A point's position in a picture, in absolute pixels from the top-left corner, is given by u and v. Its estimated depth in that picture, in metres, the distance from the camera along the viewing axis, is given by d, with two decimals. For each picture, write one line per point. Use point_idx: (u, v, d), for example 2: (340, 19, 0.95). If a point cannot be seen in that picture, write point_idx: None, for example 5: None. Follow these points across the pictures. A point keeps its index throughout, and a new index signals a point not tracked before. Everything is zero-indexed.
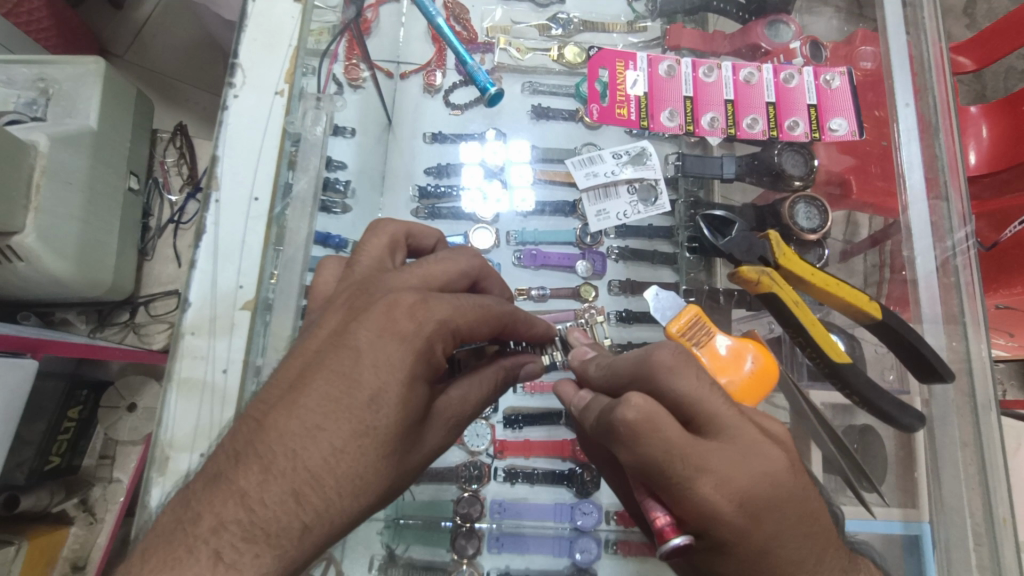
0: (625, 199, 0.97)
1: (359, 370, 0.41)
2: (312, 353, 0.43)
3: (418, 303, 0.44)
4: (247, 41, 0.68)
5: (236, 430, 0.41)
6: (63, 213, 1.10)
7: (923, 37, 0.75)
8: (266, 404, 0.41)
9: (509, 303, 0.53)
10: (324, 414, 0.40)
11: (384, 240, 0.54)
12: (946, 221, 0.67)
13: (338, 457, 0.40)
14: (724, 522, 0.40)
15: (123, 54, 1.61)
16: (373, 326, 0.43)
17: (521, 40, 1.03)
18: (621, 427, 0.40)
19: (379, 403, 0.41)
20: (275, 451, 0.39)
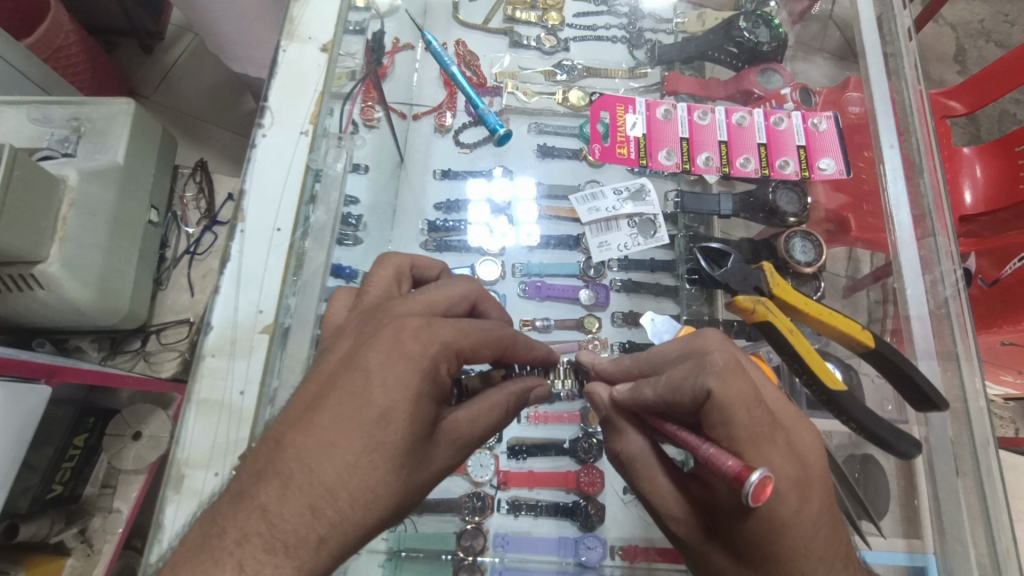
0: (626, 232, 1.01)
1: (369, 390, 0.43)
2: (326, 375, 0.46)
3: (424, 327, 0.47)
4: (276, 86, 0.73)
5: (256, 448, 0.43)
6: (87, 243, 1.14)
7: (904, 83, 0.79)
8: (284, 422, 0.43)
9: (509, 328, 0.55)
10: (338, 432, 0.42)
11: (389, 272, 0.57)
12: (935, 255, 0.70)
13: (351, 472, 0.41)
14: (784, 477, 0.43)
15: (151, 95, 1.70)
16: (381, 349, 0.45)
17: (528, 84, 1.10)
18: (711, 378, 0.45)
19: (390, 418, 0.43)
20: (292, 468, 0.40)
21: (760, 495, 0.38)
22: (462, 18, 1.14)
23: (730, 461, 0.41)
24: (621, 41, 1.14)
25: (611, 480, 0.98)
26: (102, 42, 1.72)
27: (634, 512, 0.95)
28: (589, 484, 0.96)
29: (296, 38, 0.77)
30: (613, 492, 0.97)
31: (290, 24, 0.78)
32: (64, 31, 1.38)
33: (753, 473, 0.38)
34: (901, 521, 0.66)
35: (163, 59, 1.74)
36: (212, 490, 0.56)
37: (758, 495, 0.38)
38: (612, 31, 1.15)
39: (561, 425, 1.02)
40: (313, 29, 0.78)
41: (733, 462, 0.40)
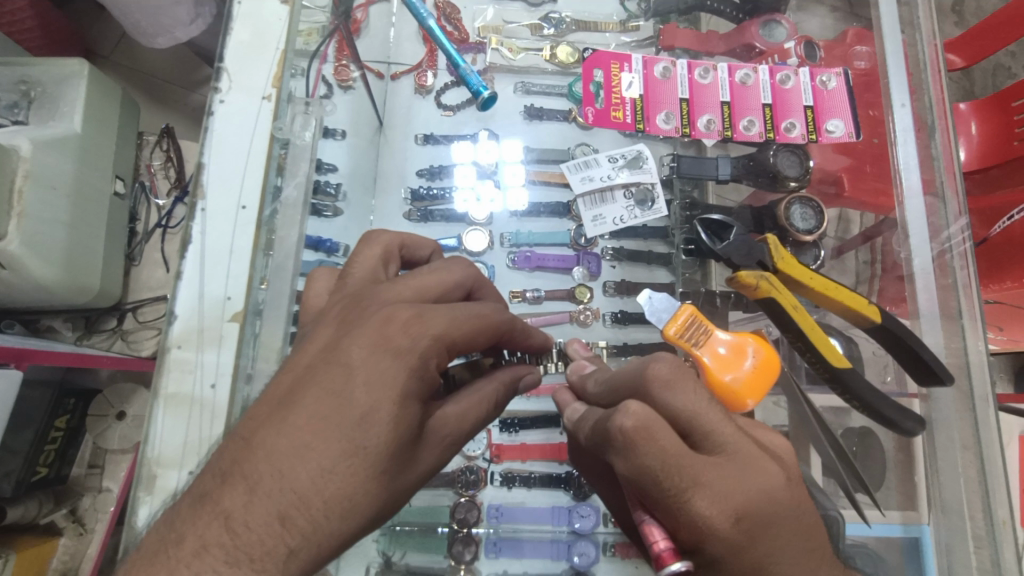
0: (622, 204, 0.95)
1: (351, 388, 0.40)
2: (303, 367, 0.42)
3: (414, 318, 0.43)
4: (232, 44, 0.66)
5: (223, 448, 0.40)
6: (47, 217, 1.07)
7: (918, 36, 0.74)
8: (256, 417, 0.40)
9: (506, 310, 0.51)
10: (314, 434, 0.39)
11: (377, 251, 0.52)
12: (942, 220, 0.68)
13: (327, 478, 0.38)
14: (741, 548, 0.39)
15: (110, 53, 1.58)
16: (366, 341, 0.41)
17: (513, 39, 1.02)
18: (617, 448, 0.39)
19: (370, 422, 0.40)
20: (261, 471, 0.38)
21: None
22: None
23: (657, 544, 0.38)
24: None
25: None
26: None
27: None
28: None
29: None
30: None
31: None
32: None
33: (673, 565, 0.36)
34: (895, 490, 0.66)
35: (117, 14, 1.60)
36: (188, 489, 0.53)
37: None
38: None
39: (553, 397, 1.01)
40: None
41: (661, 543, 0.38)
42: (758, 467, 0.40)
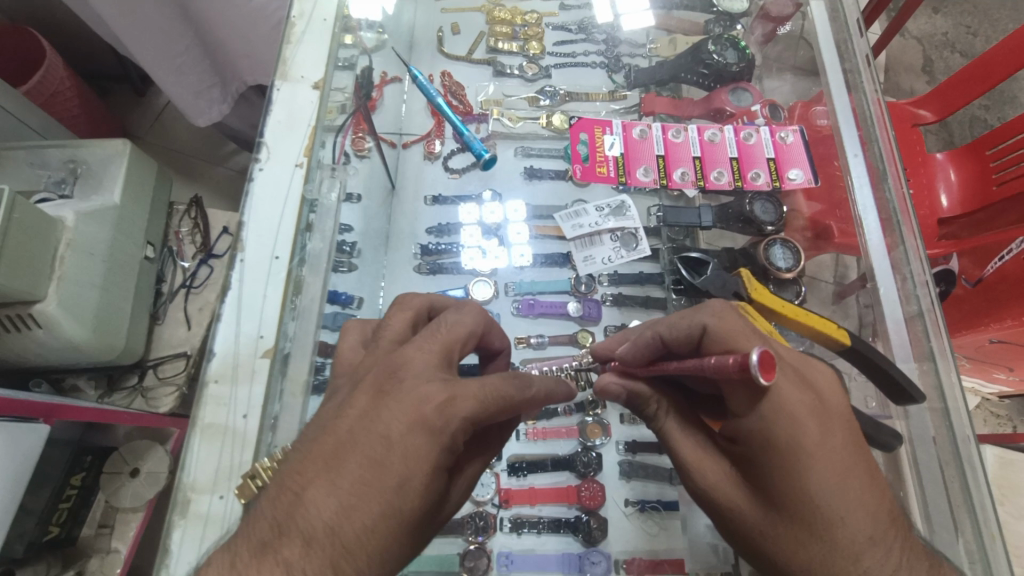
0: (609, 246, 1.04)
1: (390, 457, 0.46)
2: (344, 432, 0.47)
3: (447, 400, 0.48)
4: (271, 123, 0.76)
5: (274, 501, 0.44)
6: (83, 280, 1.16)
7: (862, 94, 0.84)
8: (304, 474, 0.45)
9: (533, 387, 0.55)
10: (357, 495, 0.44)
11: (407, 314, 0.59)
12: (903, 259, 0.73)
13: (370, 535, 0.44)
14: (790, 395, 0.50)
15: (145, 135, 1.75)
16: (404, 417, 0.47)
17: (514, 111, 1.15)
18: (708, 316, 0.56)
19: (407, 488, 0.46)
20: (314, 527, 0.42)
21: (769, 373, 0.46)
22: (447, 50, 1.19)
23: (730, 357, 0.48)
24: (601, 66, 1.19)
25: (612, 493, 0.98)
26: (96, 86, 1.77)
27: (637, 525, 0.96)
28: (591, 498, 0.96)
29: (289, 77, 0.80)
30: (615, 505, 0.97)
31: (282, 64, 0.81)
32: (58, 77, 1.41)
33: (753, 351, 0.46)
34: None
35: (156, 100, 1.79)
36: (218, 513, 0.56)
37: (765, 371, 0.46)
38: (591, 57, 1.21)
39: (559, 441, 1.04)
40: (306, 68, 0.81)
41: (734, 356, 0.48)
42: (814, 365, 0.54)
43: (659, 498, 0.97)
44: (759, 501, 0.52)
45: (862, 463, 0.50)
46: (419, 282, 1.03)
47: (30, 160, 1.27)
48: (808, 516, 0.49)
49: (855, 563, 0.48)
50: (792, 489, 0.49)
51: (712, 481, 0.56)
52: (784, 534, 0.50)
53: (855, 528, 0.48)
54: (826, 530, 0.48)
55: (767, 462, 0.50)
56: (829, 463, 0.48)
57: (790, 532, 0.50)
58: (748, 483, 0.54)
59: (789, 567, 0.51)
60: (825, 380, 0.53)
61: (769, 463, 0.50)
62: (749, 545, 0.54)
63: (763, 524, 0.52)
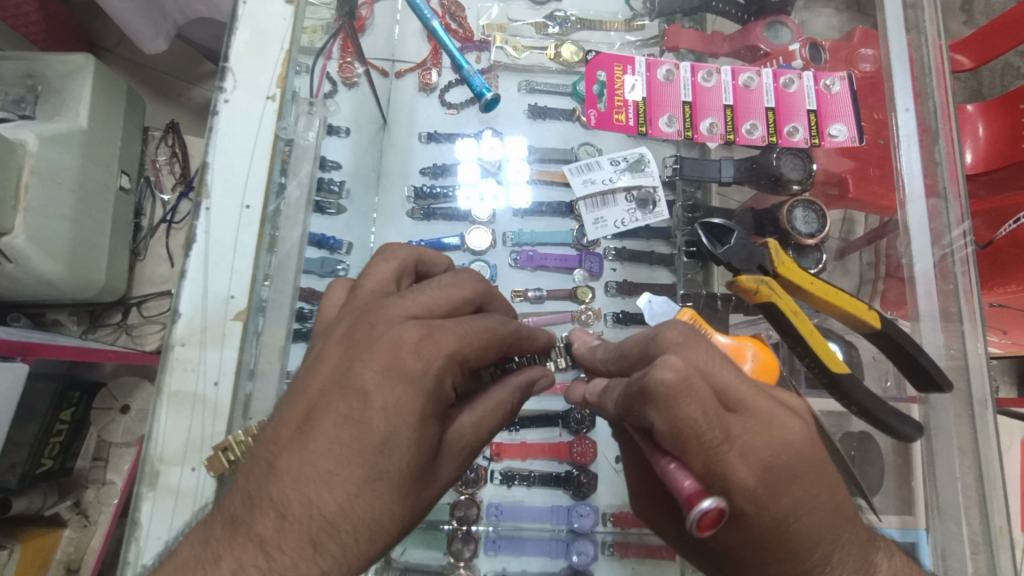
0: (623, 207, 0.96)
1: (368, 414, 0.41)
2: (317, 392, 0.43)
3: (423, 338, 0.43)
4: (237, 44, 0.67)
5: (248, 469, 0.41)
6: (52, 211, 1.08)
7: (924, 38, 0.75)
8: (277, 443, 0.41)
9: (512, 322, 0.52)
10: (335, 460, 0.40)
11: (392, 265, 0.53)
12: (944, 227, 0.68)
13: (353, 503, 0.40)
14: (741, 485, 0.40)
15: (114, 49, 1.57)
16: (378, 365, 0.42)
17: (517, 38, 1.02)
18: (654, 409, 0.39)
19: (391, 446, 0.41)
20: (289, 498, 0.39)
21: (711, 526, 0.36)
22: None
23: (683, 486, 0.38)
24: None
25: (605, 449, 0.98)
26: None
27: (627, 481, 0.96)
28: (582, 455, 0.95)
29: None
30: (607, 460, 0.97)
31: None
32: None
33: (702, 503, 0.35)
34: (894, 497, 0.68)
35: None
36: (189, 486, 0.53)
37: (707, 525, 0.36)
38: None
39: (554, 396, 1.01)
40: None
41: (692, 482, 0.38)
42: (778, 421, 0.41)
43: None
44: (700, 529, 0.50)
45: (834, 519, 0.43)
46: (413, 229, 0.97)
47: None
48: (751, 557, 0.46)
49: None
50: (751, 553, 0.45)
51: None
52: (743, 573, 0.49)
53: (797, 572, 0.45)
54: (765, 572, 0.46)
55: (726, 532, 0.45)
56: (786, 537, 0.42)
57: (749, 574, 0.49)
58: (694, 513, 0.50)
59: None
60: (794, 444, 0.41)
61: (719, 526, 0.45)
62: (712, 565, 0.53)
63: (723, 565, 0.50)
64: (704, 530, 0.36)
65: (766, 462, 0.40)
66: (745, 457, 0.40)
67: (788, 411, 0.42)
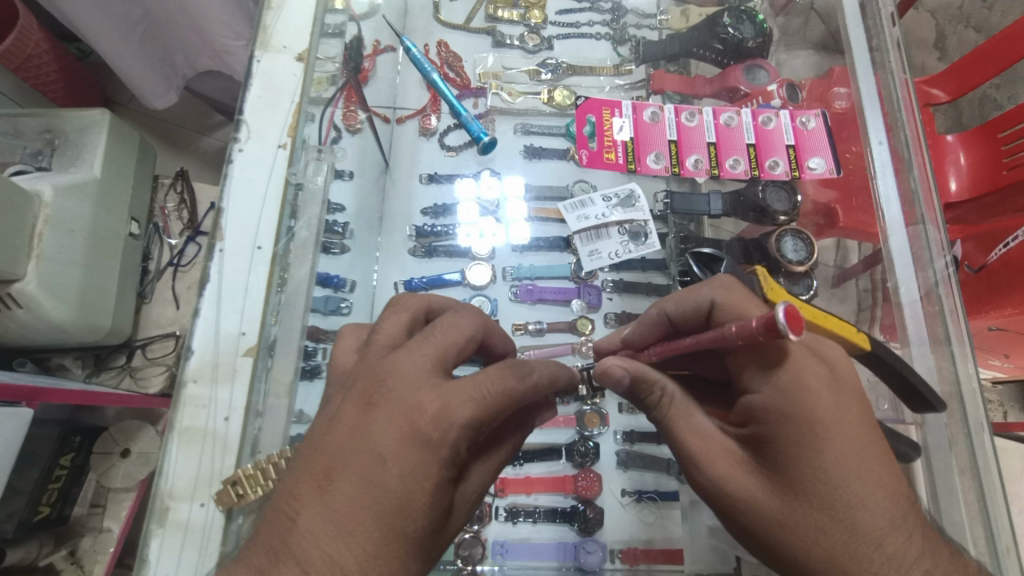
0: (616, 240, 0.99)
1: (388, 476, 0.43)
2: (336, 451, 0.44)
3: (442, 407, 0.45)
4: (252, 99, 0.72)
5: (266, 528, 0.42)
6: (64, 257, 1.11)
7: (890, 76, 0.80)
8: (298, 498, 0.42)
9: (529, 370, 0.51)
10: (355, 520, 0.41)
11: (404, 318, 0.55)
12: (926, 252, 0.71)
13: (371, 563, 0.41)
14: (805, 362, 0.50)
15: (128, 104, 1.66)
16: (398, 432, 0.44)
17: (513, 84, 1.09)
18: (716, 291, 0.57)
19: (410, 508, 0.43)
20: (311, 555, 0.40)
21: (798, 325, 0.42)
22: (444, 17, 1.12)
23: (754, 321, 0.46)
24: (605, 38, 1.12)
25: (609, 482, 0.97)
26: None
27: (634, 514, 0.95)
28: (587, 488, 0.95)
29: (270, 48, 0.75)
30: (612, 494, 0.96)
31: (263, 34, 0.76)
32: (33, 40, 1.30)
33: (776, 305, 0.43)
34: None
35: None
36: (199, 524, 0.54)
37: (792, 325, 0.42)
38: (596, 28, 1.14)
39: (558, 429, 1.01)
40: (288, 37, 0.76)
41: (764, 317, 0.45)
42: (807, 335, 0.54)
43: (656, 489, 0.96)
44: (773, 484, 0.49)
45: (874, 434, 0.48)
46: (415, 267, 0.99)
47: (5, 129, 1.22)
48: (829, 487, 0.46)
49: (883, 548, 0.45)
50: (799, 476, 0.47)
51: (731, 470, 0.51)
52: (805, 518, 0.47)
53: (869, 502, 0.46)
54: (846, 509, 0.46)
55: (783, 441, 0.48)
56: (847, 439, 0.47)
57: (812, 522, 0.47)
58: (757, 469, 0.50)
59: (805, 559, 0.47)
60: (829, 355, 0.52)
61: (791, 438, 0.48)
62: (759, 538, 0.50)
63: (782, 511, 0.48)
64: (791, 328, 0.42)
65: (824, 361, 0.50)
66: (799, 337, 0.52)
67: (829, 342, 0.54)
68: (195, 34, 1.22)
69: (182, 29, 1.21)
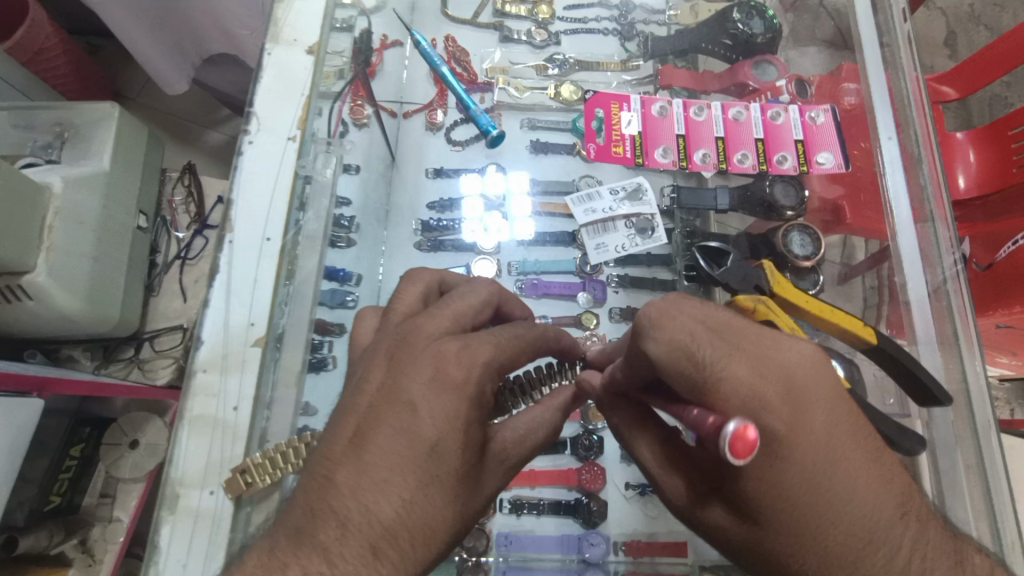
0: (623, 233, 1.00)
1: (418, 422, 0.42)
2: (365, 406, 0.44)
3: (462, 348, 0.46)
4: (262, 91, 0.72)
5: (303, 482, 0.42)
6: (73, 249, 1.12)
7: (901, 72, 0.79)
8: (330, 454, 0.42)
9: (539, 326, 0.55)
10: (389, 468, 0.41)
11: (419, 288, 0.55)
12: (935, 251, 0.71)
13: (409, 508, 0.41)
14: (766, 398, 0.40)
15: (136, 97, 1.67)
16: (423, 377, 0.44)
17: (519, 80, 1.08)
18: (651, 340, 0.42)
19: (441, 451, 0.43)
20: (349, 507, 0.40)
21: (750, 447, 0.34)
22: (451, 13, 1.12)
23: (710, 419, 0.37)
24: (613, 33, 1.12)
25: (613, 476, 0.97)
26: (85, 43, 1.68)
27: (637, 508, 0.95)
28: (591, 481, 0.95)
29: (280, 40, 0.75)
30: (615, 487, 0.96)
31: (274, 27, 0.76)
32: (43, 33, 1.32)
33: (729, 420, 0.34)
34: None
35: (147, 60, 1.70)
36: (207, 510, 0.55)
37: (743, 449, 0.34)
38: (603, 24, 1.13)
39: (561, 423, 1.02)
40: (299, 30, 0.76)
41: (718, 418, 0.37)
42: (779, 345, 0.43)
43: None
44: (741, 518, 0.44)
45: (851, 459, 0.41)
46: (421, 260, 1.00)
47: (16, 122, 1.23)
48: (805, 514, 0.41)
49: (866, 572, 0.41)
50: (771, 513, 0.42)
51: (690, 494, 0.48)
52: (774, 551, 0.43)
53: (855, 518, 0.41)
54: (819, 536, 0.41)
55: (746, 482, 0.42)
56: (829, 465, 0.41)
57: (787, 551, 0.42)
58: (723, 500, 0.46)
59: None
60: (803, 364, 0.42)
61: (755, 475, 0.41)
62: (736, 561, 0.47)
63: (749, 538, 0.44)
64: (745, 453, 0.34)
65: (778, 376, 0.41)
66: (762, 364, 0.41)
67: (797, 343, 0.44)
68: (202, 27, 1.23)
69: (189, 22, 1.21)
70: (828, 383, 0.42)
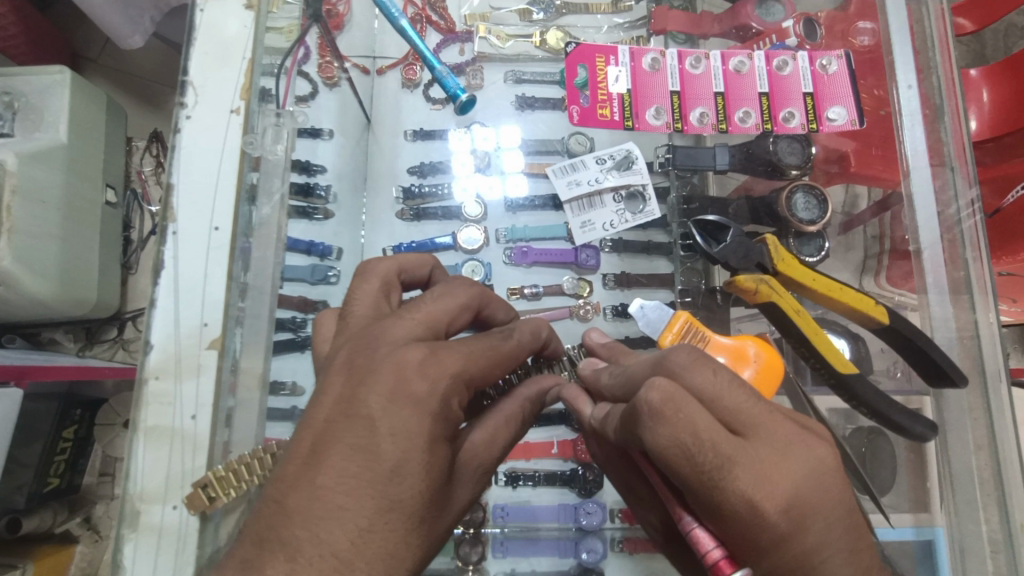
0: (611, 208, 0.93)
1: (377, 441, 0.39)
2: (322, 424, 0.41)
3: (427, 356, 0.42)
4: (197, 56, 0.64)
5: (257, 511, 0.39)
6: (39, 231, 1.05)
7: (926, 6, 0.72)
8: (284, 480, 0.39)
9: (514, 334, 0.51)
10: (346, 494, 0.38)
11: (376, 284, 0.50)
12: (954, 212, 0.65)
13: (366, 537, 0.38)
14: (763, 519, 0.36)
15: (98, 58, 1.52)
16: (383, 391, 0.40)
17: (501, 27, 0.99)
18: (646, 423, 0.38)
19: (402, 472, 0.40)
20: (299, 537, 0.37)
21: None
22: None
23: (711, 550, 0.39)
24: None
25: None
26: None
27: None
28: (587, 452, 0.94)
29: None
30: None
31: None
32: None
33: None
34: (905, 497, 0.66)
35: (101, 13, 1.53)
36: (171, 525, 0.52)
37: None
38: None
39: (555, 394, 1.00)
40: None
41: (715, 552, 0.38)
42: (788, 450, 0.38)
43: None
44: None
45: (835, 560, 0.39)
46: (404, 231, 0.94)
47: None
48: None
49: None
50: None
51: None
52: None
53: None
54: None
55: None
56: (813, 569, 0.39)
57: None
58: None
59: None
60: (811, 472, 0.38)
61: None
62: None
63: None
64: None
65: (782, 490, 0.37)
66: (766, 480, 0.37)
67: (809, 436, 0.40)
68: None
69: None
70: (832, 491, 0.38)
